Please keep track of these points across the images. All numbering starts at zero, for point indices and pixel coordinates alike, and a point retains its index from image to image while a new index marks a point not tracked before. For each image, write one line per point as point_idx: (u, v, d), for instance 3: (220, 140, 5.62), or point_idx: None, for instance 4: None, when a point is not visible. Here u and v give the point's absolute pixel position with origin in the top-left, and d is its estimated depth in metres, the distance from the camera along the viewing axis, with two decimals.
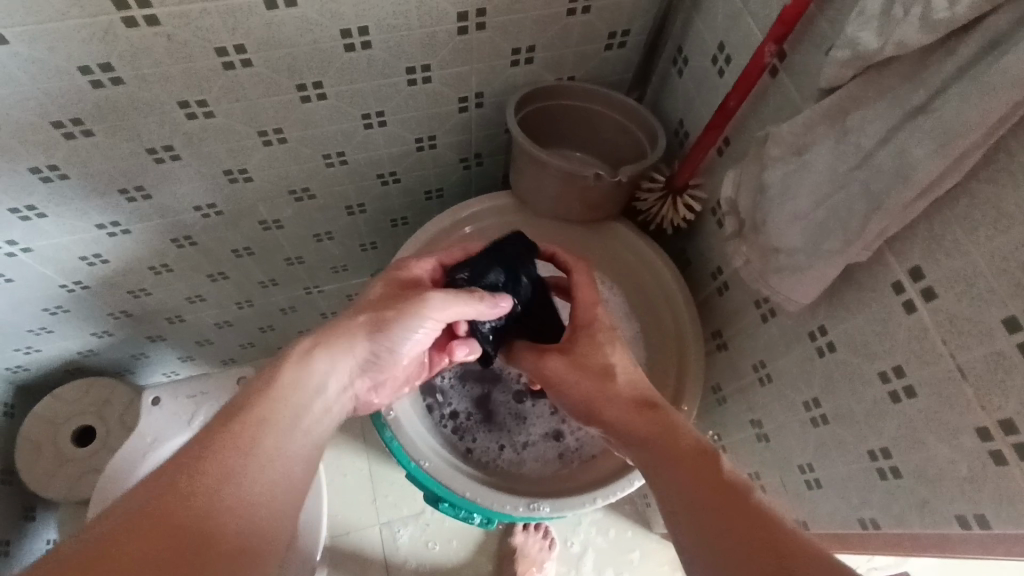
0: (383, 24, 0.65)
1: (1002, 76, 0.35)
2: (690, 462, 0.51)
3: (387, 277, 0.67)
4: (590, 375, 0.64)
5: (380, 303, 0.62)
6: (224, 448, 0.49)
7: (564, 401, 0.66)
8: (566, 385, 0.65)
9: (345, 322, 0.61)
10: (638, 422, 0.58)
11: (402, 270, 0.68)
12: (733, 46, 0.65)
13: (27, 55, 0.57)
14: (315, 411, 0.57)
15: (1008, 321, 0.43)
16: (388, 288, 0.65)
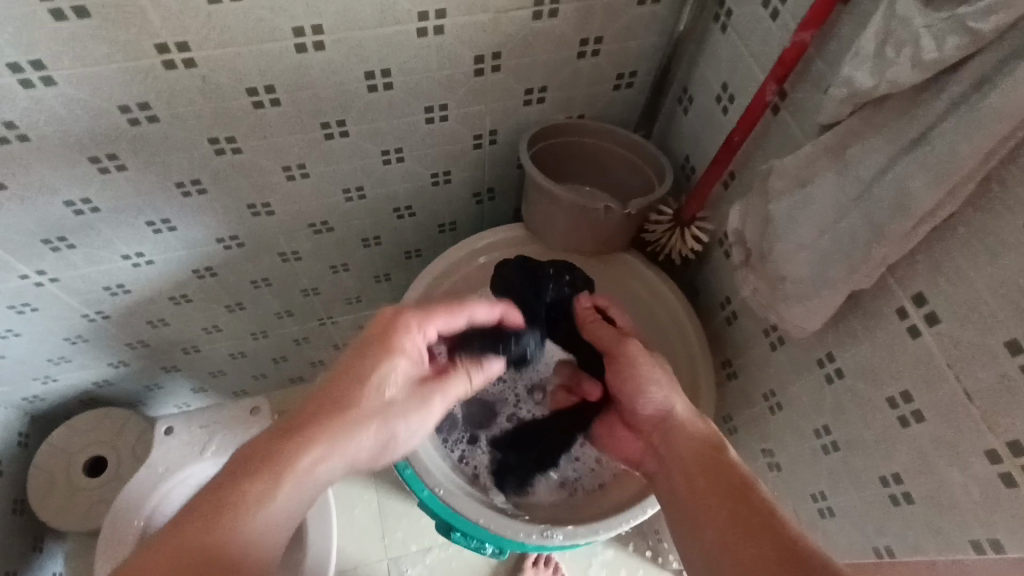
0: (405, 66, 0.69)
1: (989, 110, 0.38)
2: (730, 484, 0.56)
3: (386, 355, 0.59)
4: (664, 370, 0.67)
5: (391, 405, 0.58)
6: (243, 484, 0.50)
7: (623, 381, 0.68)
8: (642, 369, 0.66)
9: (364, 410, 0.56)
10: (695, 430, 0.63)
11: (404, 347, 0.60)
12: (736, 86, 0.69)
13: (72, 96, 0.61)
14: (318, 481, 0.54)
15: (1010, 343, 0.44)
16: (397, 377, 0.59)
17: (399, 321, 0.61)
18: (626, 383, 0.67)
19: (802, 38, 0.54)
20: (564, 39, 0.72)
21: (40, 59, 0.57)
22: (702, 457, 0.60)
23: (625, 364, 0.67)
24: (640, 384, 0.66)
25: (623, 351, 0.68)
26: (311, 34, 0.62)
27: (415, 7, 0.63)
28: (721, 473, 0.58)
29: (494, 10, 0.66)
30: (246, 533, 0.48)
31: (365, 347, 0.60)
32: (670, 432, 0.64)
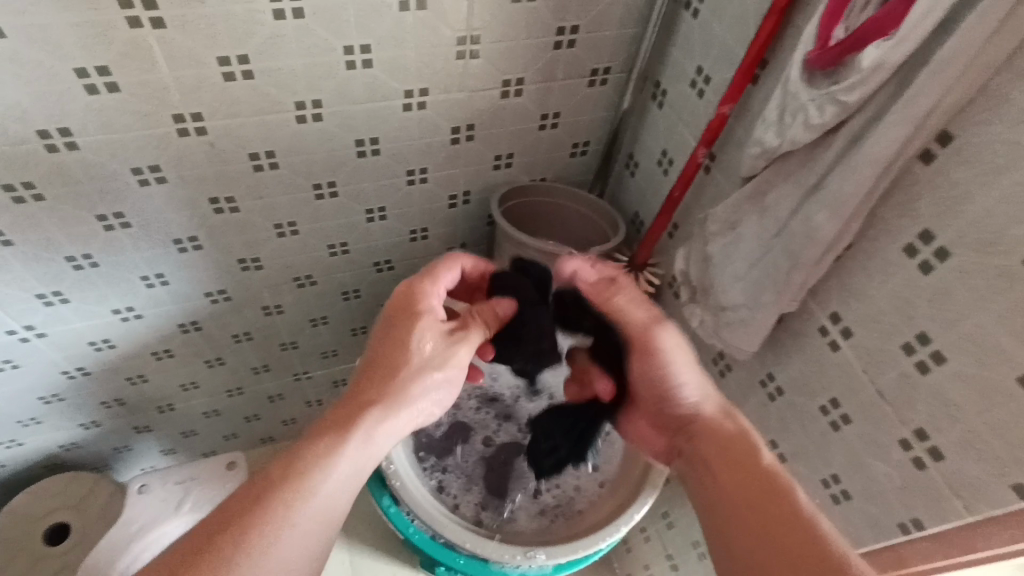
0: (391, 135, 0.78)
1: (863, 159, 0.49)
2: (755, 474, 0.53)
3: (417, 313, 0.63)
4: (687, 359, 0.64)
5: (419, 363, 0.60)
6: (302, 466, 0.51)
7: (645, 371, 0.65)
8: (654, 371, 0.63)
9: (408, 370, 0.59)
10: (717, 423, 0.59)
11: (428, 310, 0.64)
12: (674, 150, 0.81)
13: (91, 160, 0.67)
14: (373, 453, 0.55)
15: (905, 345, 0.55)
16: (435, 331, 0.63)
17: (423, 284, 0.65)
18: (649, 376, 0.65)
19: (723, 111, 0.66)
20: (528, 113, 0.83)
21: (67, 127, 0.63)
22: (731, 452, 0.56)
23: (647, 351, 0.64)
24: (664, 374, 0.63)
25: (645, 336, 0.65)
26: (311, 107, 0.71)
27: (402, 85, 0.73)
28: (746, 462, 0.55)
29: (469, 89, 0.77)
30: (303, 510, 0.49)
31: (396, 316, 0.63)
32: (690, 428, 0.61)
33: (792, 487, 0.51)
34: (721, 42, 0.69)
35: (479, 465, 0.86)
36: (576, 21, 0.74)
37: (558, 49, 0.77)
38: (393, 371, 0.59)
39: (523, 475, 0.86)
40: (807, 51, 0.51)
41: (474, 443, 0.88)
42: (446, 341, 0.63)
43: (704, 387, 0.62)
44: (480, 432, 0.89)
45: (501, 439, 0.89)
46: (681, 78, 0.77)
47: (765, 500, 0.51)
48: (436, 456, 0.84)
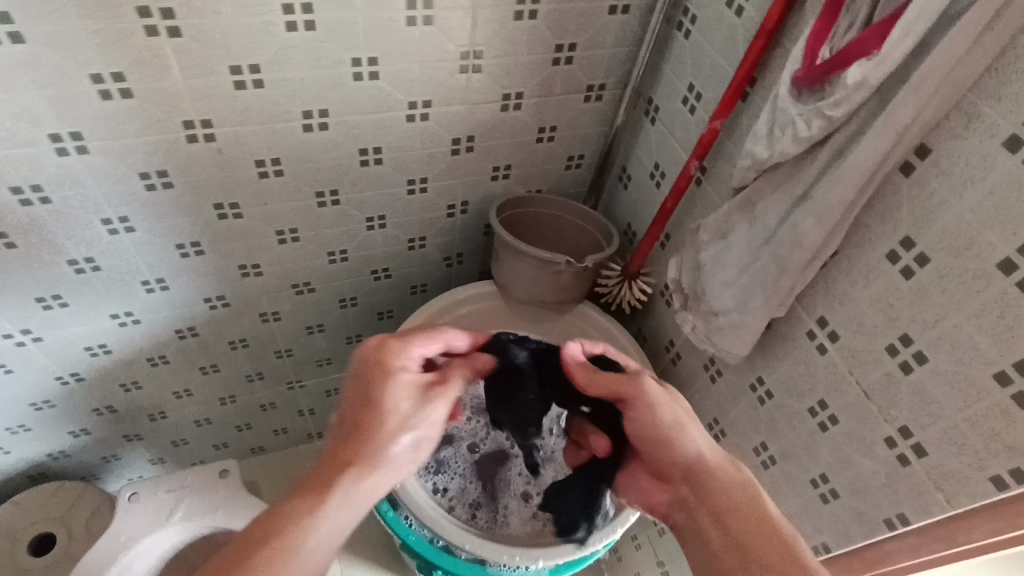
0: (394, 145, 0.81)
1: (846, 170, 0.52)
2: (768, 532, 0.53)
3: (394, 366, 0.62)
4: (679, 410, 0.64)
5: (396, 421, 0.60)
6: (281, 535, 0.50)
7: (642, 425, 0.64)
8: (657, 416, 0.63)
9: (385, 430, 0.59)
10: (726, 478, 0.59)
11: (404, 364, 0.63)
12: (666, 163, 0.85)
13: (100, 164, 0.69)
14: (351, 517, 0.55)
15: (889, 346, 0.58)
16: (411, 388, 0.62)
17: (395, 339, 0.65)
18: (645, 433, 0.64)
19: (715, 126, 0.69)
20: (525, 126, 0.86)
21: (79, 132, 0.65)
22: (736, 502, 0.57)
23: (641, 407, 0.64)
24: (659, 429, 0.63)
25: (634, 393, 0.64)
26: (318, 116, 0.73)
27: (406, 97, 0.76)
28: (753, 522, 0.54)
29: (470, 102, 0.80)
30: None
31: (369, 371, 0.62)
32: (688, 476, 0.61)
33: (800, 547, 0.52)
34: (711, 61, 0.72)
35: (466, 469, 0.86)
36: (573, 39, 0.77)
37: (556, 66, 0.80)
38: (369, 432, 0.59)
39: (510, 480, 0.87)
40: (794, 70, 0.54)
41: (462, 447, 0.88)
42: (423, 397, 0.63)
43: (700, 433, 0.62)
44: (471, 435, 0.90)
45: (488, 446, 0.89)
46: (673, 95, 0.80)
47: (776, 556, 0.51)
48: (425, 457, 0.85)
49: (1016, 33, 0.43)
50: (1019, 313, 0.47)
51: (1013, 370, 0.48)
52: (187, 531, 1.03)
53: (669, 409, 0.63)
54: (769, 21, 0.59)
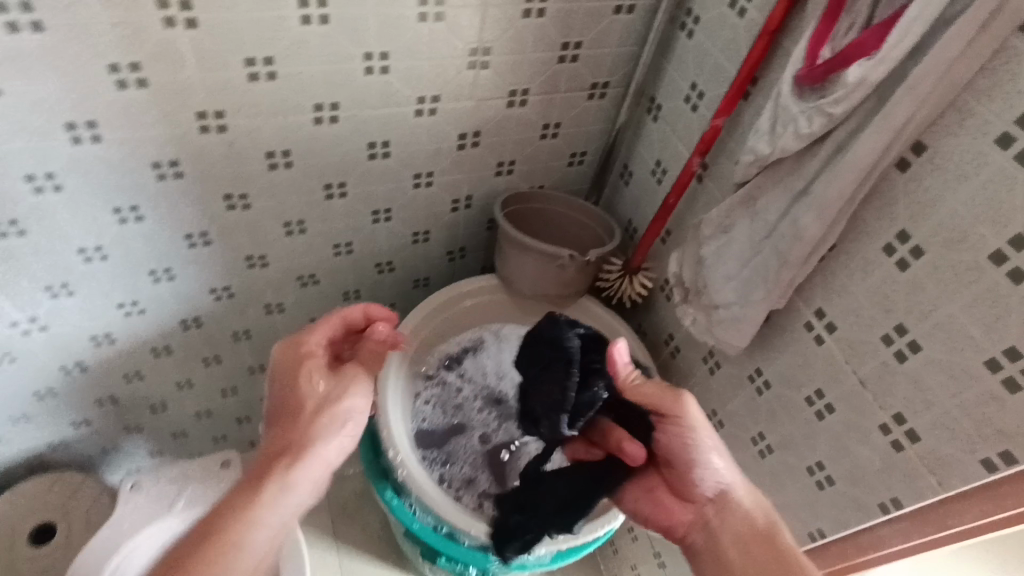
0: (402, 139, 0.82)
1: (845, 165, 0.54)
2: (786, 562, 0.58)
3: (303, 363, 0.70)
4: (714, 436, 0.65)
5: (317, 414, 0.67)
6: (225, 526, 0.58)
7: (679, 445, 0.65)
8: (695, 437, 0.63)
9: (308, 424, 0.66)
10: (747, 506, 0.63)
11: (310, 360, 0.70)
12: (668, 160, 0.87)
13: (113, 154, 0.69)
14: (286, 506, 0.61)
15: (884, 336, 0.60)
16: (322, 380, 0.70)
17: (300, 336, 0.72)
18: (681, 452, 0.65)
19: (717, 123, 0.71)
20: (530, 122, 0.88)
21: (94, 120, 0.66)
22: (758, 531, 0.61)
23: (683, 427, 0.64)
24: (696, 453, 0.64)
25: (678, 413, 0.64)
26: (329, 109, 0.74)
27: (415, 92, 0.77)
28: (775, 552, 0.59)
29: (478, 98, 0.81)
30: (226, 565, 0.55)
31: (282, 373, 0.70)
32: (712, 498, 0.64)
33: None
34: (714, 61, 0.74)
35: (476, 458, 0.88)
36: (579, 38, 0.79)
37: (561, 64, 0.81)
38: (296, 420, 0.66)
39: (521, 469, 0.87)
40: (796, 69, 0.56)
41: (473, 438, 0.90)
42: (334, 383, 0.70)
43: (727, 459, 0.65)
44: (482, 426, 0.91)
45: (499, 437, 0.91)
46: (675, 93, 0.82)
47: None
48: (436, 447, 0.87)
49: (1010, 35, 0.45)
50: (1009, 303, 0.49)
51: (1003, 357, 0.50)
52: (186, 521, 1.02)
53: (705, 432, 0.64)
54: (771, 22, 0.62)
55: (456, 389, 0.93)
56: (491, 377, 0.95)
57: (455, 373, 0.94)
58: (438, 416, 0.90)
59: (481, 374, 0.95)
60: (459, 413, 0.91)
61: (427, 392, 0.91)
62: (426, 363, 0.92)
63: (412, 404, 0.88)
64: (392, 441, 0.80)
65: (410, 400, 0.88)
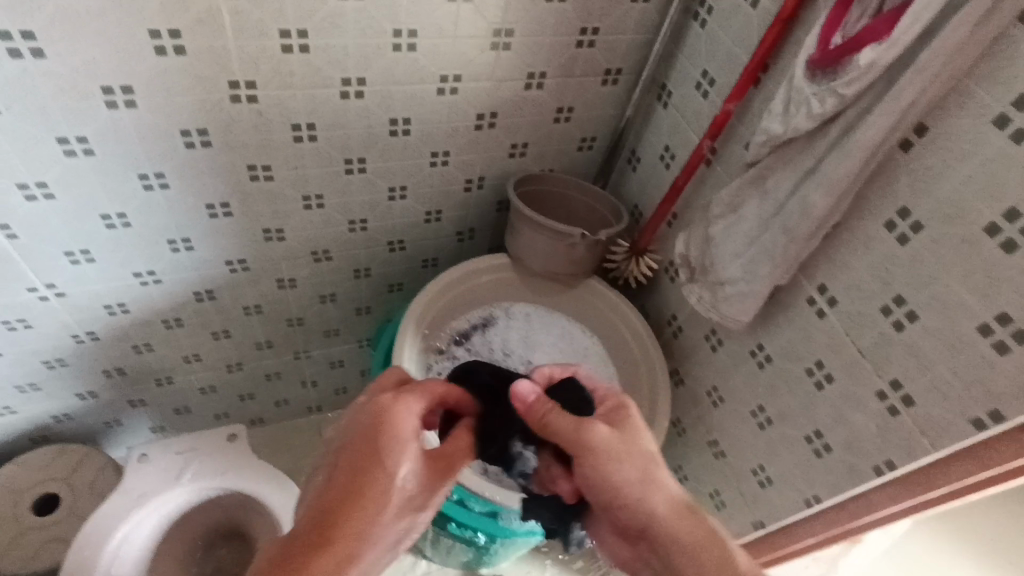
0: (422, 117, 0.85)
1: (853, 144, 0.58)
2: None
3: (406, 437, 0.56)
4: (632, 462, 0.59)
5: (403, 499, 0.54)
6: None
7: (595, 483, 0.59)
8: (608, 469, 0.58)
9: (390, 502, 0.53)
10: (692, 533, 0.56)
11: (414, 434, 0.57)
12: (676, 146, 0.90)
13: (145, 119, 0.71)
14: None
15: (883, 308, 0.65)
16: (417, 465, 0.56)
17: (405, 402, 0.58)
18: (598, 490, 0.59)
19: (729, 108, 0.75)
20: (545, 106, 0.91)
21: (130, 86, 0.67)
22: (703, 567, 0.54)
23: (590, 462, 0.59)
24: (616, 487, 0.58)
25: (583, 450, 0.59)
26: (356, 84, 0.77)
27: (439, 71, 0.80)
28: None
29: (497, 79, 0.84)
30: None
31: (376, 434, 0.55)
32: (651, 533, 0.58)
33: None
34: (726, 50, 0.78)
35: None
36: (597, 24, 0.83)
37: (578, 49, 0.85)
38: (380, 495, 0.53)
39: None
40: (809, 55, 0.60)
41: None
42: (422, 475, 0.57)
43: (653, 486, 0.58)
44: None
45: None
46: (686, 81, 0.86)
47: None
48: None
49: (1009, 24, 0.50)
50: (1001, 272, 0.54)
51: (995, 323, 0.55)
52: (195, 491, 1.05)
53: (621, 461, 0.59)
54: (784, 11, 0.66)
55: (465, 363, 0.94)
56: (498, 352, 0.96)
57: (463, 348, 0.96)
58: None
59: (488, 348, 0.96)
60: None
61: (438, 366, 0.93)
62: (437, 339, 0.95)
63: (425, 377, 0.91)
64: None
65: (422, 373, 0.91)
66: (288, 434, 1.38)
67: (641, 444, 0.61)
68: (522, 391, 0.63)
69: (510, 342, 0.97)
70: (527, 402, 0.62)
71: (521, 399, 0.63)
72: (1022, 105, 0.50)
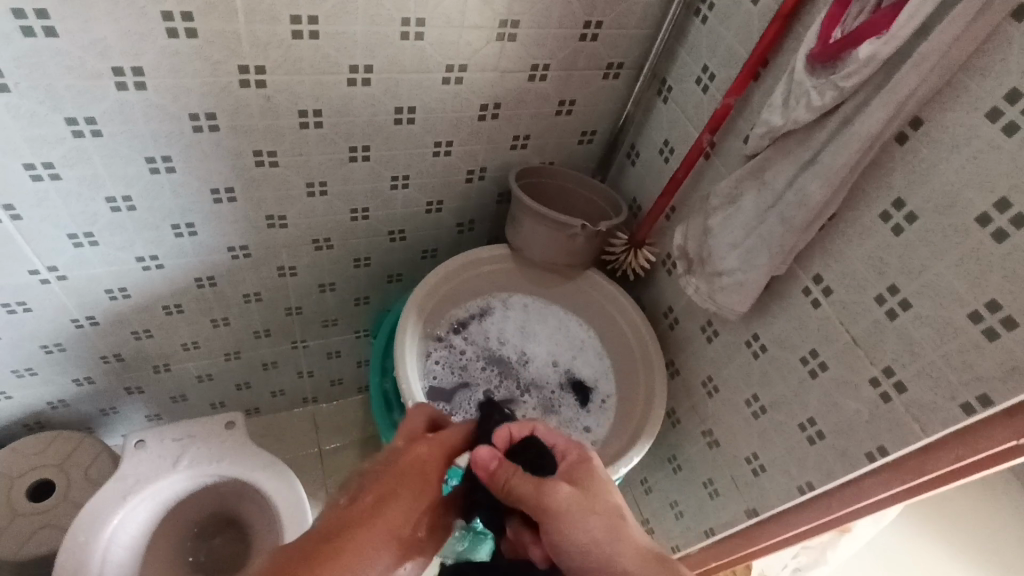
0: (427, 106, 0.86)
1: (850, 136, 0.60)
2: None
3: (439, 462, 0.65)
4: (596, 518, 0.59)
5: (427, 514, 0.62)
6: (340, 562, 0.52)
7: (565, 548, 0.58)
8: (572, 526, 0.58)
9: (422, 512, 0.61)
10: None
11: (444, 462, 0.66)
12: (675, 140, 0.92)
13: (155, 101, 0.71)
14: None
15: (876, 296, 0.67)
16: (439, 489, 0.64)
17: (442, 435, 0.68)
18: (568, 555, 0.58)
19: (729, 102, 0.77)
20: (548, 98, 0.92)
21: (141, 67, 0.68)
22: None
23: (557, 525, 0.58)
24: (585, 546, 0.57)
25: (546, 512, 0.59)
26: (363, 72, 0.78)
27: (446, 60, 0.81)
28: None
29: (502, 70, 0.85)
30: None
31: (415, 456, 0.65)
32: None
33: None
34: (726, 46, 0.80)
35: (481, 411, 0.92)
36: (600, 18, 0.84)
37: (582, 42, 0.86)
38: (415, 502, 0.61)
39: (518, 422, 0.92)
40: (809, 49, 0.62)
41: (477, 393, 0.94)
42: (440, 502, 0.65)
43: (623, 538, 0.58)
44: (482, 381, 0.95)
45: (503, 394, 0.94)
46: (686, 76, 0.88)
47: None
48: (444, 403, 0.91)
49: (1001, 21, 0.52)
50: (990, 261, 0.56)
51: (984, 310, 0.57)
52: (190, 477, 1.04)
53: (582, 518, 0.58)
54: (786, 7, 0.68)
55: (460, 350, 0.97)
56: (493, 341, 1.00)
57: (459, 337, 0.98)
58: (447, 374, 0.94)
59: (484, 337, 0.99)
60: (463, 372, 0.95)
61: (437, 353, 0.95)
62: (435, 326, 0.97)
63: (423, 363, 0.93)
64: (411, 394, 0.84)
65: (421, 359, 0.93)
66: (283, 424, 1.38)
67: (602, 500, 0.61)
68: (482, 457, 0.62)
69: (506, 332, 1.01)
70: (489, 468, 0.62)
71: (481, 466, 0.62)
72: (1013, 99, 0.52)
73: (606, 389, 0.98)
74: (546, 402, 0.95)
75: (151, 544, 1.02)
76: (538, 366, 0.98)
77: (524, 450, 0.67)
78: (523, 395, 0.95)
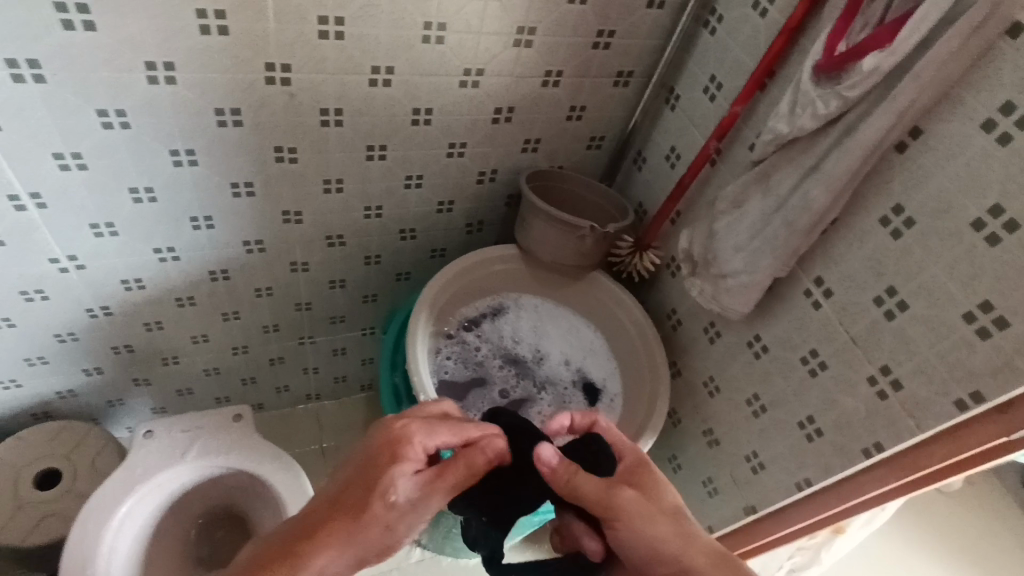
0: (444, 109, 0.88)
1: (853, 144, 0.63)
2: None
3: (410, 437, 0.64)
4: (662, 520, 0.61)
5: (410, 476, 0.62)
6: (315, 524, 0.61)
7: (630, 545, 0.61)
8: (639, 528, 0.60)
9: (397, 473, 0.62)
10: None
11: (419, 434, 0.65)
12: (682, 147, 0.95)
13: (183, 95, 0.74)
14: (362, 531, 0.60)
15: (875, 298, 0.70)
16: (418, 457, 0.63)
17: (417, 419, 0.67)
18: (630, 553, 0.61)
19: (735, 110, 0.80)
20: (559, 104, 0.95)
21: (172, 62, 0.70)
22: None
23: (622, 525, 0.61)
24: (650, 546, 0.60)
25: (613, 511, 0.61)
26: (384, 73, 0.81)
27: (464, 64, 0.84)
28: None
29: (517, 75, 0.88)
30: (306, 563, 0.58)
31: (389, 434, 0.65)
32: None
33: None
34: (734, 56, 0.84)
35: (493, 408, 0.95)
36: (613, 27, 0.87)
37: (594, 50, 0.90)
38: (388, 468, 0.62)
39: (529, 418, 0.95)
40: (815, 61, 0.66)
41: (491, 390, 0.97)
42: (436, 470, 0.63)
43: (687, 538, 0.60)
44: (494, 379, 0.98)
45: (519, 392, 0.98)
46: (694, 85, 0.91)
47: None
48: (456, 398, 0.94)
49: (997, 37, 0.55)
50: (984, 264, 0.59)
51: (977, 310, 0.60)
52: (197, 469, 1.05)
53: (648, 517, 0.61)
54: (792, 21, 0.72)
55: (475, 348, 1.00)
56: (507, 340, 1.03)
57: (473, 334, 1.01)
58: (459, 370, 0.97)
59: (498, 336, 1.02)
60: (476, 369, 0.98)
61: (448, 349, 0.98)
62: (447, 323, 1.00)
63: (434, 359, 0.96)
64: (422, 387, 0.86)
65: (432, 355, 0.96)
66: (286, 421, 1.39)
67: (664, 501, 0.64)
68: (544, 454, 0.64)
69: (519, 331, 1.04)
70: (551, 466, 0.64)
71: (541, 463, 0.64)
72: (1007, 110, 0.56)
73: (613, 390, 1.00)
74: (559, 400, 0.98)
75: (156, 534, 1.03)
76: (552, 365, 1.01)
77: (585, 444, 0.70)
78: (539, 393, 0.98)
